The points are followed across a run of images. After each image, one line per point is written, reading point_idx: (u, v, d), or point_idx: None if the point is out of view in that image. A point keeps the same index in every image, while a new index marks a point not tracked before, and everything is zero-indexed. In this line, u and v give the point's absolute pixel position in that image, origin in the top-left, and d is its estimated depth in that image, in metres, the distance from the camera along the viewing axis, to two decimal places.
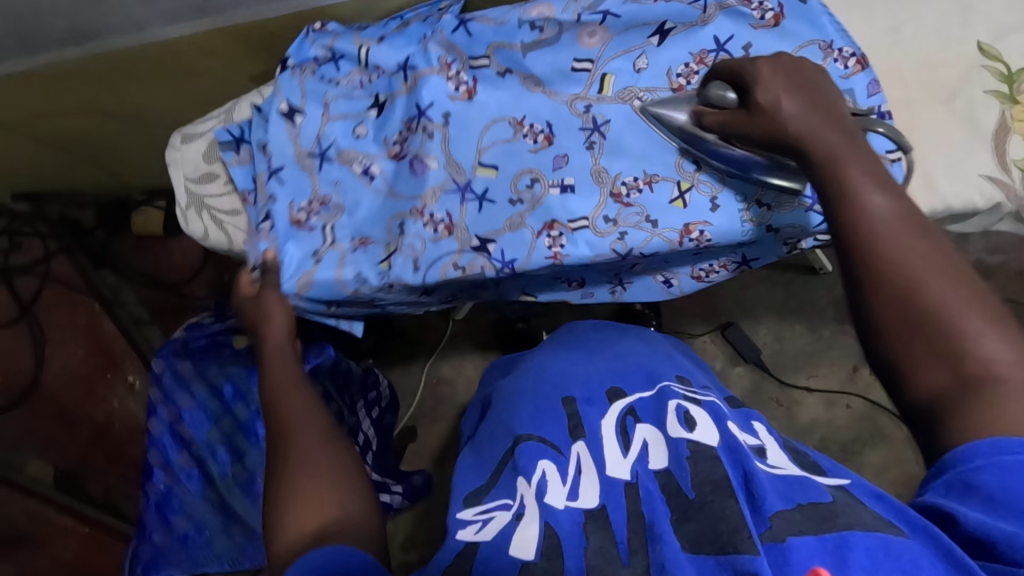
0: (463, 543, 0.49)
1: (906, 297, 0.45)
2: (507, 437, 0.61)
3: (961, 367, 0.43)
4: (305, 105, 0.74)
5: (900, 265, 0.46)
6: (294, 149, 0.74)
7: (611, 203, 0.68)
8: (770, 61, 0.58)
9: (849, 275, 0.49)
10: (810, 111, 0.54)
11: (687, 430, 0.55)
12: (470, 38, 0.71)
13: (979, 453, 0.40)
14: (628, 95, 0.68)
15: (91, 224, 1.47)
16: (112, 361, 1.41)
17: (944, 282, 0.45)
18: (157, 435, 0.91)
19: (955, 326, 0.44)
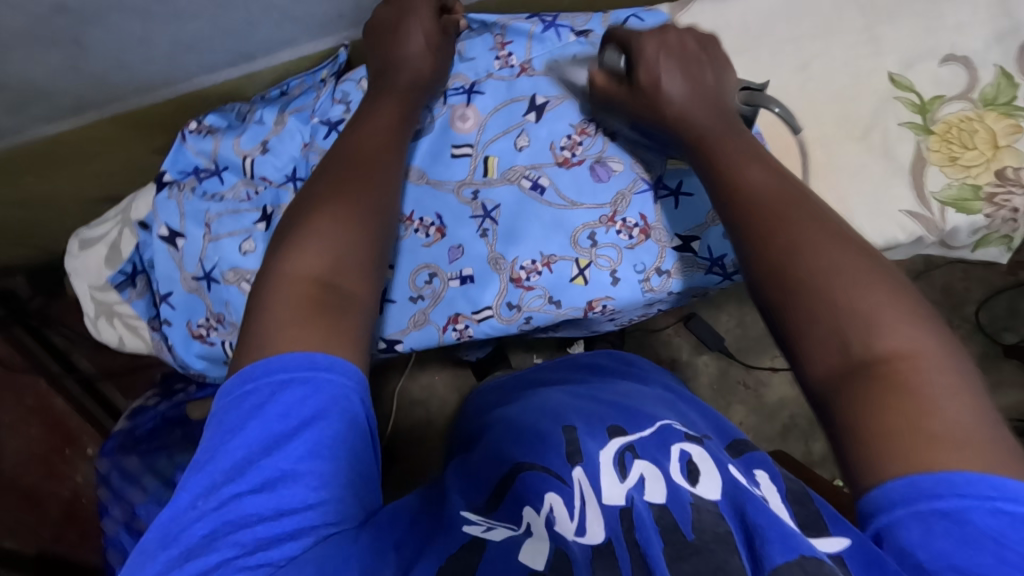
0: (469, 536, 0.43)
1: (787, 280, 0.47)
2: (501, 463, 0.52)
3: (851, 351, 0.43)
4: (186, 227, 0.70)
5: (786, 238, 0.48)
6: (180, 273, 0.70)
7: (513, 289, 0.68)
8: (657, 39, 0.59)
9: (740, 241, 0.51)
10: (694, 98, 0.58)
11: (690, 482, 0.45)
12: None
13: (896, 502, 0.39)
14: (515, 175, 0.69)
15: (27, 293, 1.32)
16: (69, 436, 1.36)
17: (831, 256, 0.47)
18: (113, 534, 0.90)
19: (841, 299, 0.45)
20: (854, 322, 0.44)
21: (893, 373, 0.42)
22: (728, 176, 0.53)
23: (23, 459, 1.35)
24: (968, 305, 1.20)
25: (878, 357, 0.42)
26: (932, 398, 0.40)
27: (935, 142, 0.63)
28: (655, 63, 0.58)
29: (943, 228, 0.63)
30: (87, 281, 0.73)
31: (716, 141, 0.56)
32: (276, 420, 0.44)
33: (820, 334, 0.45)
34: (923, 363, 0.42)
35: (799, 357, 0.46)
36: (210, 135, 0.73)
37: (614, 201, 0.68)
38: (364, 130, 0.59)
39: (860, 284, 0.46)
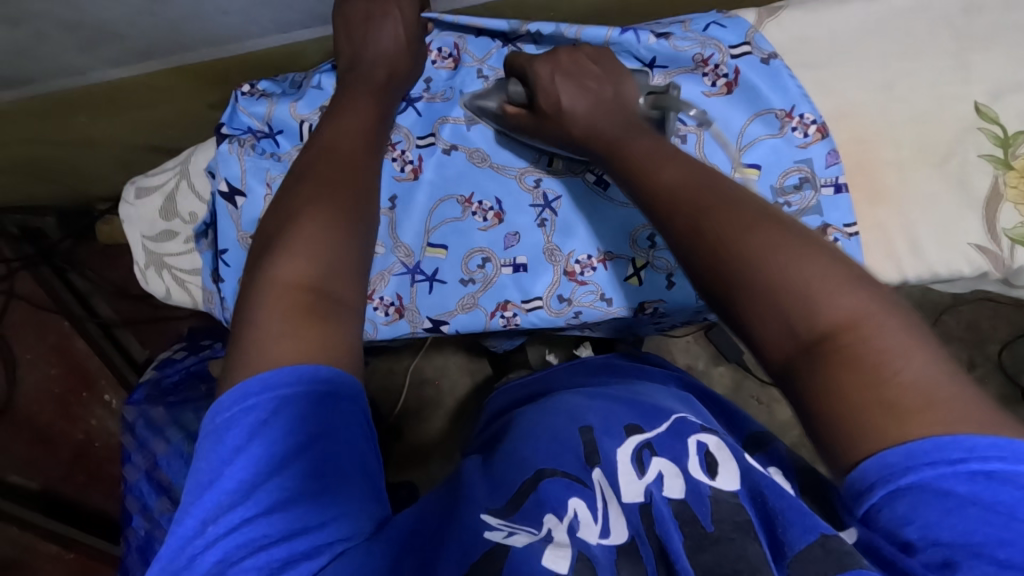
0: (492, 543, 0.41)
1: (722, 271, 0.46)
2: (522, 467, 0.50)
3: (798, 331, 0.43)
4: (245, 185, 0.70)
5: (714, 226, 0.48)
6: (236, 232, 0.69)
7: (565, 282, 0.68)
8: (550, 62, 0.62)
9: (676, 238, 0.50)
10: (593, 110, 0.60)
11: (708, 475, 0.46)
12: (418, 117, 0.70)
13: (871, 474, 0.39)
14: (580, 168, 0.68)
15: (56, 236, 1.36)
16: (86, 379, 1.37)
17: (761, 236, 0.46)
18: (134, 481, 0.91)
19: (781, 276, 0.44)
20: (796, 298, 0.44)
21: (846, 346, 0.42)
22: (645, 181, 0.53)
23: (41, 396, 1.36)
24: (992, 344, 1.18)
25: (827, 331, 0.43)
26: (894, 361, 0.41)
27: (1014, 177, 0.61)
28: (553, 89, 0.61)
29: (1010, 265, 0.62)
30: (141, 230, 0.73)
31: (626, 142, 0.57)
32: (277, 441, 0.45)
33: (767, 317, 0.45)
34: (873, 321, 0.43)
35: (753, 341, 0.46)
36: (264, 99, 0.72)
37: None
38: (345, 138, 0.60)
39: (795, 259, 0.45)
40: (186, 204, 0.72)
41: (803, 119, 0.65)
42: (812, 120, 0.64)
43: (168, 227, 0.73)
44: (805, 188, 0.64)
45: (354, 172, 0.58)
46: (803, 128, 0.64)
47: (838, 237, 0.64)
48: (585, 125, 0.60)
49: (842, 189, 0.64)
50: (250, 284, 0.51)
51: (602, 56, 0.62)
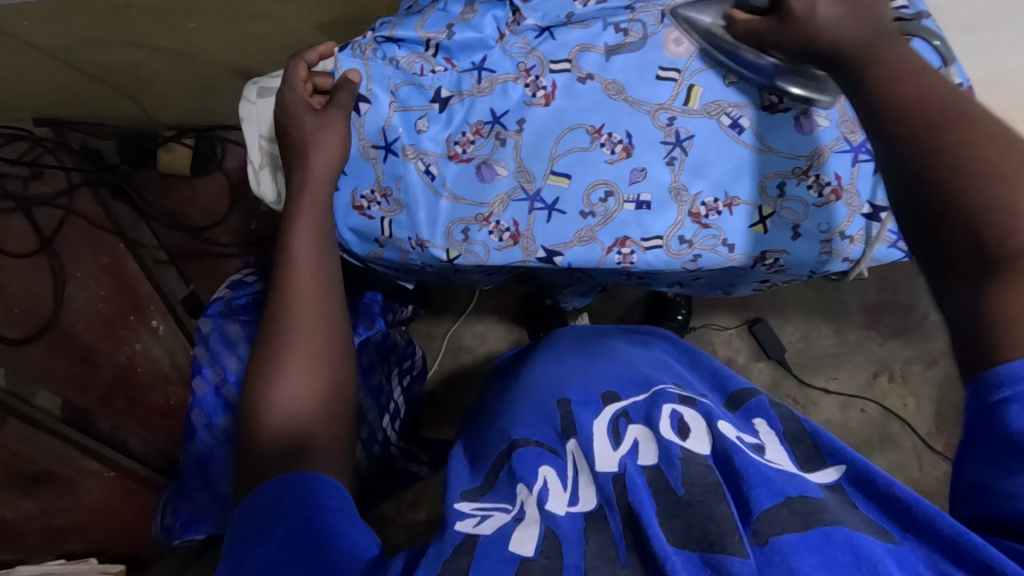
0: (463, 535, 0.44)
1: (941, 184, 0.43)
2: (502, 439, 0.57)
3: (987, 252, 0.40)
4: (370, 91, 0.67)
5: (944, 141, 0.44)
6: (357, 140, 0.68)
7: (689, 223, 0.67)
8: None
9: (899, 150, 0.46)
10: (845, 13, 0.54)
11: (680, 437, 0.51)
12: (554, 41, 0.67)
13: (988, 386, 0.38)
14: (716, 109, 0.67)
15: (115, 158, 1.41)
16: (136, 304, 1.35)
17: (1000, 156, 0.42)
18: (202, 395, 0.90)
19: (1003, 193, 0.41)
20: (998, 217, 0.40)
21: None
22: (881, 95, 0.49)
23: (87, 316, 1.30)
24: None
25: (1018, 253, 0.39)
26: None
27: None
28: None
29: None
30: (259, 129, 0.71)
31: (879, 49, 0.52)
32: (251, 536, 0.45)
33: (959, 224, 0.42)
34: None
35: (937, 249, 0.43)
36: (388, 24, 0.68)
37: (812, 155, 0.66)
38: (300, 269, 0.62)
39: (1008, 185, 0.41)
40: None
41: (951, 81, 0.63)
42: (960, 83, 0.63)
43: None
44: None
45: (310, 305, 0.60)
46: None
47: None
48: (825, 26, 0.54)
49: None
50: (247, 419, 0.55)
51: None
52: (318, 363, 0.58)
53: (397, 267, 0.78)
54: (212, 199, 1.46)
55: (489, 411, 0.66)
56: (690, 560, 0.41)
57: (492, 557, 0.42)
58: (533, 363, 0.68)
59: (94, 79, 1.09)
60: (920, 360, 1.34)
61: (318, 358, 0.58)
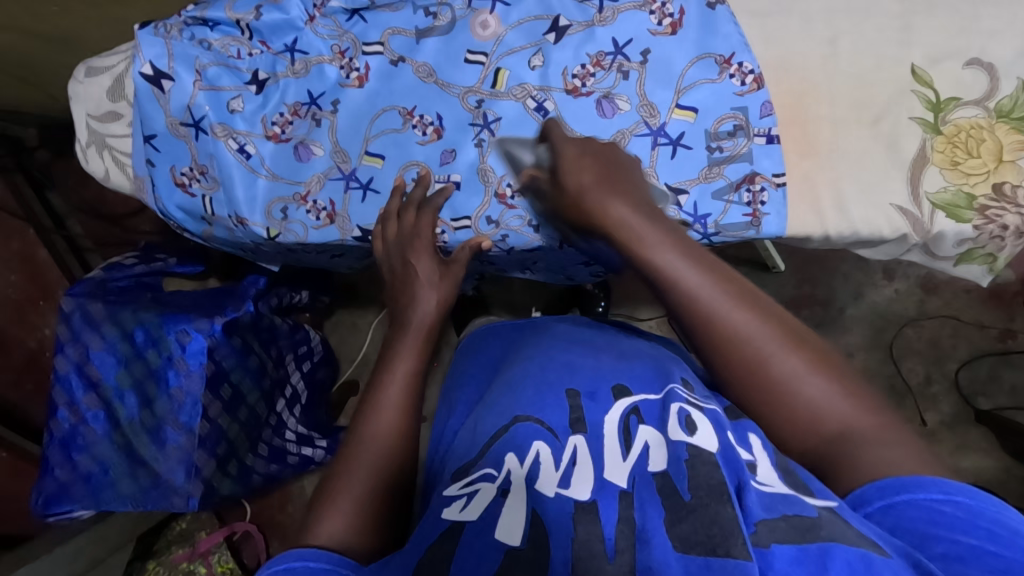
0: (448, 522, 0.43)
1: (761, 373, 0.47)
2: (503, 415, 0.53)
3: (825, 428, 0.46)
4: (175, 69, 0.67)
5: (742, 339, 0.48)
6: (165, 117, 0.68)
7: (496, 204, 0.69)
8: (579, 144, 0.60)
9: (705, 355, 0.50)
10: (639, 209, 0.54)
11: (688, 433, 0.46)
12: (366, 24, 0.69)
13: (875, 496, 0.41)
14: (522, 92, 0.68)
15: (34, 143, 1.40)
16: (46, 289, 1.38)
17: (787, 356, 0.47)
18: (64, 373, 0.92)
19: (785, 380, 0.47)
20: (806, 413, 0.46)
21: (851, 448, 0.45)
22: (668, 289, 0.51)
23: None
24: (950, 362, 1.23)
25: (835, 434, 0.45)
26: (887, 458, 0.43)
27: (941, 142, 0.62)
28: (577, 168, 0.58)
29: (930, 230, 0.63)
30: (87, 108, 0.72)
31: (639, 242, 0.53)
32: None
33: (783, 420, 0.47)
34: (866, 436, 0.45)
35: (774, 436, 0.49)
36: (202, 5, 0.69)
37: (614, 138, 0.67)
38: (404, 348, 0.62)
39: (806, 372, 0.47)
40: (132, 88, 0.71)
41: (742, 68, 0.65)
42: (750, 69, 0.65)
43: (113, 109, 0.72)
44: (739, 136, 0.65)
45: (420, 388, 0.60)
46: (741, 76, 0.65)
47: (764, 186, 0.65)
48: (574, 197, 0.58)
49: (773, 140, 0.65)
50: (340, 481, 0.51)
51: (613, 155, 0.60)
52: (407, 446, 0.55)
53: (238, 247, 0.79)
54: None
55: (490, 389, 0.63)
56: (693, 563, 0.37)
57: (475, 548, 0.40)
58: (450, 380, 0.75)
59: None
60: None
61: (406, 438, 0.56)
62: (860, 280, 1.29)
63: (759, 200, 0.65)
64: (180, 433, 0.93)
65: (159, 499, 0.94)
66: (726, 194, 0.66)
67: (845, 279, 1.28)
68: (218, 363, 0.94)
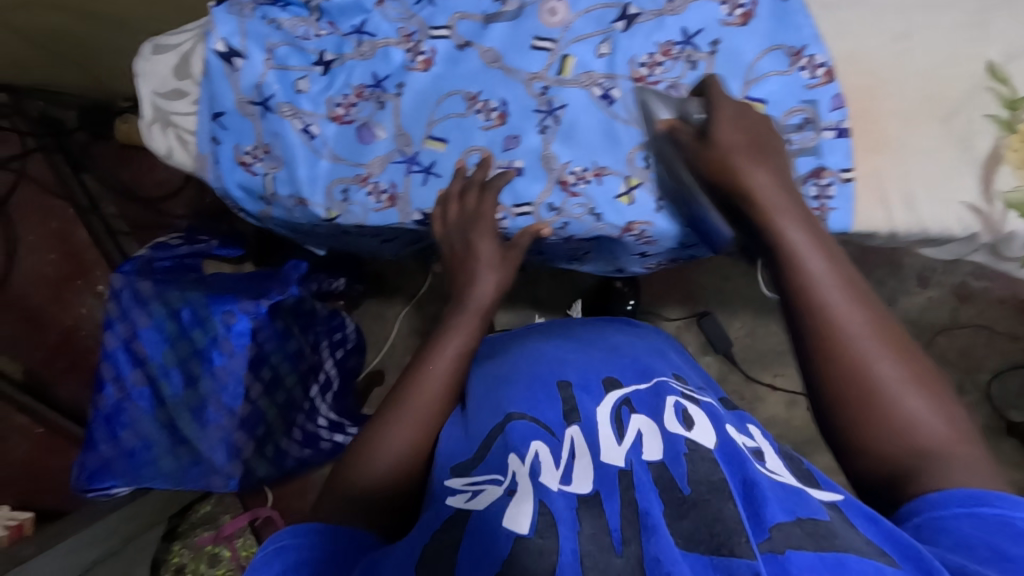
0: (453, 510, 0.45)
1: (862, 377, 0.45)
2: (495, 411, 0.54)
3: (913, 445, 0.43)
4: (247, 48, 0.68)
5: (850, 338, 0.46)
6: (234, 95, 0.69)
7: (558, 191, 0.69)
8: (734, 104, 0.60)
9: (802, 347, 0.49)
10: (780, 187, 0.55)
11: (685, 428, 0.49)
12: (434, 7, 0.70)
13: (954, 501, 0.39)
14: (589, 80, 0.68)
15: (73, 124, 1.39)
16: (82, 268, 1.37)
17: (889, 361, 0.45)
18: (112, 349, 0.93)
19: (883, 387, 0.45)
20: (901, 415, 0.44)
21: (940, 462, 0.42)
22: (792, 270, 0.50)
23: (37, 280, 1.36)
24: (982, 373, 1.22)
25: (924, 452, 0.43)
26: (977, 489, 0.40)
27: (1016, 141, 0.61)
28: (730, 129, 0.58)
29: (1000, 229, 0.63)
30: (152, 85, 0.73)
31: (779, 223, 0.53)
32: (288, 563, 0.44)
33: (874, 433, 0.44)
34: (956, 459, 0.42)
35: (846, 449, 0.46)
36: None
37: None
38: (456, 335, 0.62)
39: (907, 384, 0.45)
40: (198, 66, 0.71)
41: (813, 60, 0.65)
42: (822, 61, 0.64)
43: (178, 86, 0.72)
44: (807, 129, 0.65)
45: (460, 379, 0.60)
46: (812, 69, 0.65)
47: (832, 181, 0.64)
48: (721, 164, 0.58)
49: (843, 133, 0.64)
50: (351, 464, 0.53)
51: (765, 129, 0.60)
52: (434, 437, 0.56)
53: (292, 228, 0.80)
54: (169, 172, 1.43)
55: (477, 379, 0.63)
56: (697, 562, 0.38)
57: (479, 549, 0.41)
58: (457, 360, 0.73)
59: (42, 45, 1.10)
60: None
61: (434, 428, 0.56)
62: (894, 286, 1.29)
63: (826, 195, 0.65)
64: (222, 414, 0.94)
65: (198, 477, 0.95)
66: None
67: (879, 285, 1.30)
68: (260, 345, 0.95)
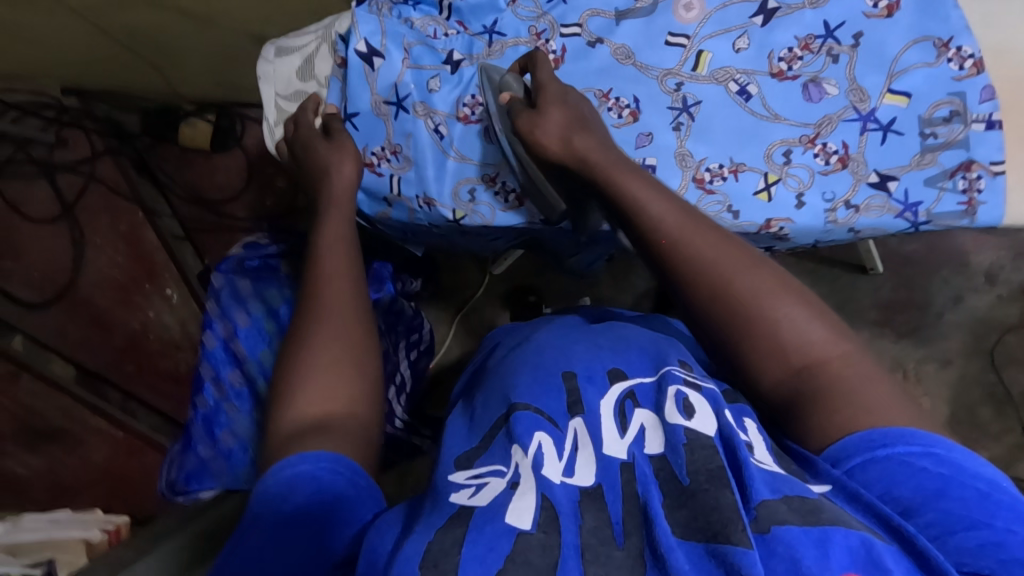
0: (458, 506, 0.43)
1: (728, 302, 0.51)
2: (502, 402, 0.53)
3: (790, 358, 0.49)
4: (385, 48, 0.68)
5: (713, 268, 0.53)
6: (370, 95, 0.69)
7: (693, 188, 0.68)
8: (559, 85, 0.65)
9: (676, 288, 0.55)
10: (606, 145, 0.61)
11: (686, 417, 0.46)
12: (565, 5, 0.70)
13: (859, 450, 0.43)
14: (724, 75, 0.68)
15: (136, 128, 1.40)
16: (151, 271, 1.36)
17: (752, 279, 0.51)
18: (211, 348, 0.93)
19: (756, 309, 0.50)
20: (788, 345, 0.49)
21: (822, 379, 0.47)
22: (641, 219, 0.56)
23: (103, 282, 1.34)
24: None
25: (806, 362, 0.48)
26: (855, 389, 0.46)
27: None
28: (552, 118, 0.62)
29: None
30: (276, 87, 0.73)
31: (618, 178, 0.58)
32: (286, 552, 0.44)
33: (758, 352, 0.50)
34: (835, 363, 0.47)
35: (747, 369, 0.51)
36: None
37: (819, 123, 0.66)
38: (325, 258, 0.63)
39: (772, 299, 0.50)
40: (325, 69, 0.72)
41: (961, 51, 0.64)
42: (970, 53, 0.64)
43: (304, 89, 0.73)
44: (954, 122, 0.64)
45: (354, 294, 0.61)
46: (960, 60, 0.64)
47: (981, 174, 0.63)
48: (560, 142, 0.62)
49: (994, 126, 0.63)
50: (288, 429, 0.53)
51: (585, 107, 0.65)
52: (351, 350, 0.57)
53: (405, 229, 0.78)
54: (229, 175, 1.43)
55: (482, 380, 0.64)
56: (694, 550, 0.38)
57: (485, 534, 0.40)
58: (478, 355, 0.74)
59: (121, 43, 1.11)
60: (935, 359, 1.29)
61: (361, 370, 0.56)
62: (961, 283, 1.29)
63: (974, 188, 0.64)
64: None
65: None
66: (939, 181, 0.64)
67: (944, 282, 1.30)
68: None
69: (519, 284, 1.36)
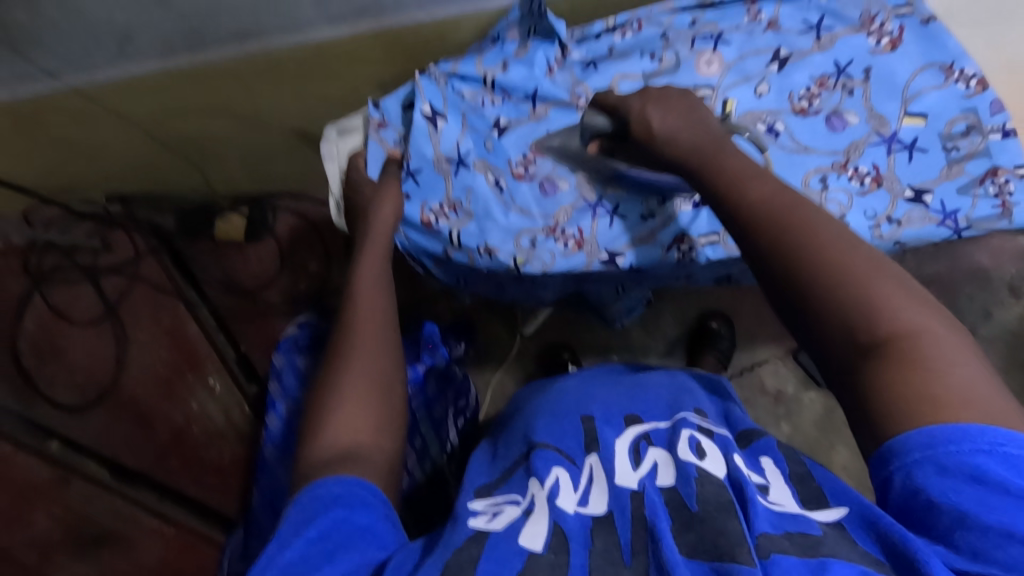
0: (474, 530, 0.45)
1: (810, 262, 0.46)
2: (523, 441, 0.56)
3: (866, 335, 0.43)
4: (447, 111, 0.76)
5: (805, 230, 0.47)
6: (433, 152, 0.75)
7: None
8: (641, 97, 0.66)
9: (758, 250, 0.50)
10: (687, 132, 0.61)
11: (697, 456, 0.48)
12: (597, 73, 0.77)
13: (915, 446, 0.38)
14: (752, 118, 0.73)
15: (172, 230, 1.41)
16: (193, 360, 1.38)
17: (849, 250, 0.46)
18: (274, 429, 0.94)
19: (848, 274, 0.44)
20: (871, 308, 0.43)
21: (907, 348, 0.41)
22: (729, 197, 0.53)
23: (148, 378, 1.36)
24: None
25: (888, 336, 0.42)
26: (943, 369, 0.40)
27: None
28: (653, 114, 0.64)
29: None
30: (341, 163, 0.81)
31: (711, 168, 0.57)
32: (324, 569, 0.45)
33: (832, 320, 0.44)
34: (929, 341, 0.41)
35: (816, 341, 0.46)
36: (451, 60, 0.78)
37: (847, 149, 0.72)
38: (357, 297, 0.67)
39: (871, 271, 0.45)
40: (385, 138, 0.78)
41: (964, 73, 0.70)
42: (973, 73, 0.70)
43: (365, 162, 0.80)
44: (973, 134, 0.70)
45: (371, 330, 0.63)
46: (965, 80, 0.70)
47: (1009, 178, 0.68)
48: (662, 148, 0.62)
49: (1010, 134, 0.68)
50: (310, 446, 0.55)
51: (689, 101, 0.65)
52: (375, 386, 0.59)
53: (460, 274, 0.84)
54: (262, 262, 1.42)
55: (507, 423, 0.68)
56: (698, 568, 0.40)
57: (499, 549, 0.43)
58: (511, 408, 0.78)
59: (170, 149, 1.20)
60: None
61: (370, 389, 0.58)
62: (986, 298, 1.31)
63: (1005, 192, 0.68)
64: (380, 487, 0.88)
65: None
66: (971, 189, 0.69)
67: (970, 299, 1.31)
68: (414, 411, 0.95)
69: (553, 341, 1.37)
